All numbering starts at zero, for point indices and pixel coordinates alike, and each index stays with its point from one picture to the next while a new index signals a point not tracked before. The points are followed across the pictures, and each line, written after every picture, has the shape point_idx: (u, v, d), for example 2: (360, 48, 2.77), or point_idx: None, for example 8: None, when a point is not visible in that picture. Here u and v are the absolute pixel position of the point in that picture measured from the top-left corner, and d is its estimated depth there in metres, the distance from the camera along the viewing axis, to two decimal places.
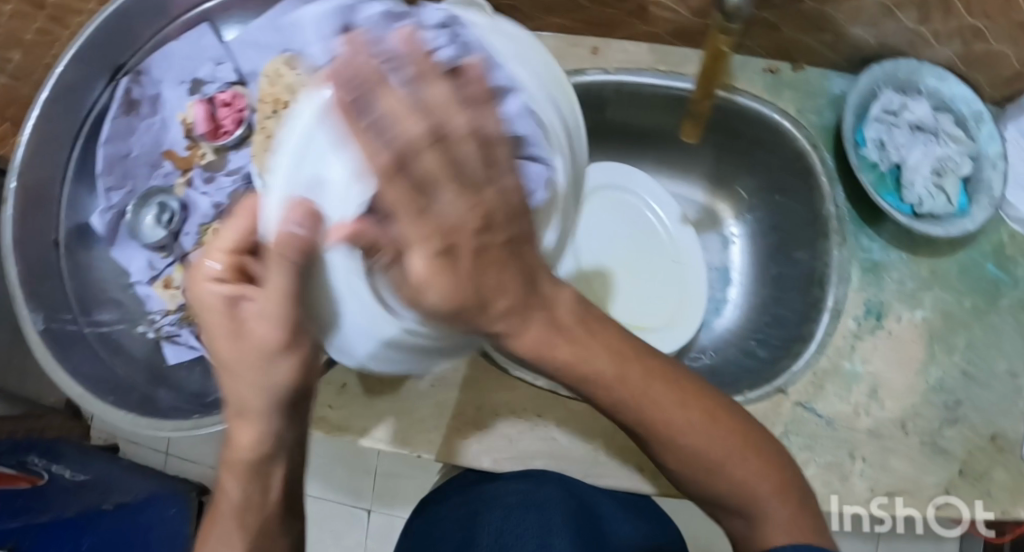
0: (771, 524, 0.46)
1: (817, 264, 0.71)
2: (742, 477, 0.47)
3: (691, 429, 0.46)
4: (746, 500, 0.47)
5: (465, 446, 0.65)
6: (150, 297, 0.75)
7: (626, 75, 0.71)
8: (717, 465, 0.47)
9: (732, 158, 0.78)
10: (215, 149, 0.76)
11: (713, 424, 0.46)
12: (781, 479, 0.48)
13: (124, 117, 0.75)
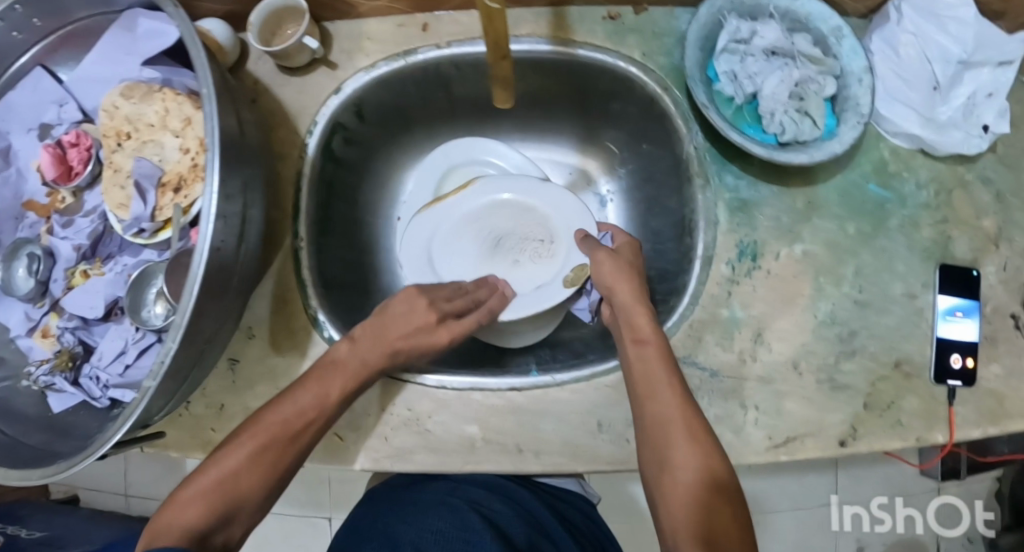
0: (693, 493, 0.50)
1: (686, 212, 0.68)
2: (700, 495, 0.50)
3: (686, 425, 0.53)
4: (707, 524, 0.48)
5: (343, 449, 0.62)
6: (29, 349, 0.74)
7: (461, 47, 0.69)
8: (688, 466, 0.51)
9: (596, 111, 0.75)
10: (72, 192, 0.76)
11: (699, 437, 0.52)
12: (742, 525, 0.49)
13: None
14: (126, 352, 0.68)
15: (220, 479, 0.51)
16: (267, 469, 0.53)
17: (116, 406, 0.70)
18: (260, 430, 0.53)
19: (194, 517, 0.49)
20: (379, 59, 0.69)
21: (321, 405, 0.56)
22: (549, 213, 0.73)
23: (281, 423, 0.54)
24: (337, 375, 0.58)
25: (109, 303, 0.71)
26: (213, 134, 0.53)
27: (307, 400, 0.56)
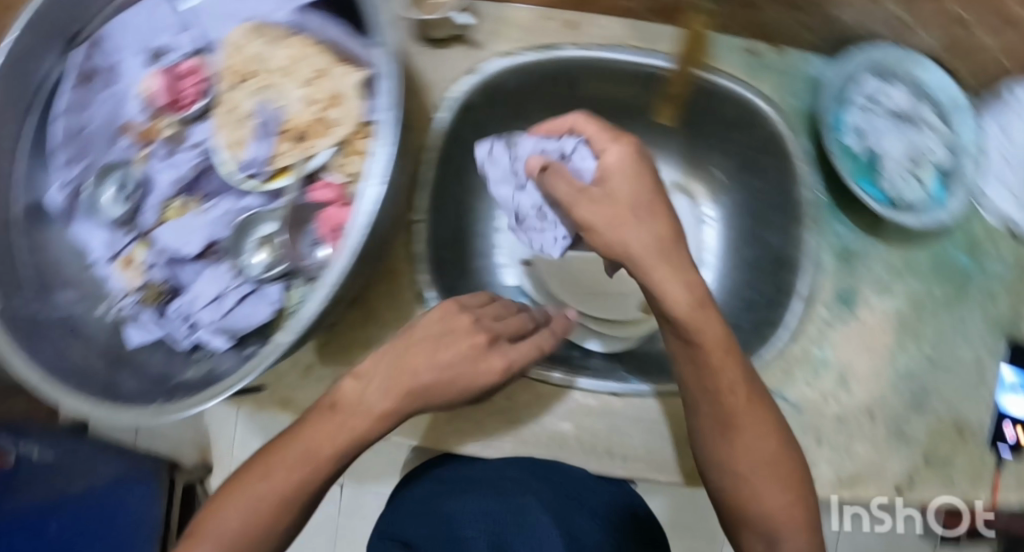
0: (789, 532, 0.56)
1: (789, 250, 0.70)
2: (778, 499, 0.56)
3: (762, 434, 0.55)
4: (773, 516, 0.56)
5: (437, 429, 0.64)
6: (112, 278, 0.74)
7: (603, 52, 0.69)
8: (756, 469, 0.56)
9: (710, 137, 0.76)
10: (176, 122, 0.74)
11: (779, 438, 0.56)
12: (801, 509, 0.56)
13: (81, 87, 0.74)
14: (222, 298, 0.66)
15: (232, 530, 0.51)
16: (299, 490, 0.52)
17: (197, 350, 0.67)
18: (297, 442, 0.52)
19: (235, 523, 0.51)
20: (518, 47, 0.69)
21: (341, 447, 0.51)
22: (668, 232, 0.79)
23: (328, 434, 0.51)
24: (340, 419, 0.51)
25: (206, 243, 0.68)
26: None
27: (334, 442, 0.51)
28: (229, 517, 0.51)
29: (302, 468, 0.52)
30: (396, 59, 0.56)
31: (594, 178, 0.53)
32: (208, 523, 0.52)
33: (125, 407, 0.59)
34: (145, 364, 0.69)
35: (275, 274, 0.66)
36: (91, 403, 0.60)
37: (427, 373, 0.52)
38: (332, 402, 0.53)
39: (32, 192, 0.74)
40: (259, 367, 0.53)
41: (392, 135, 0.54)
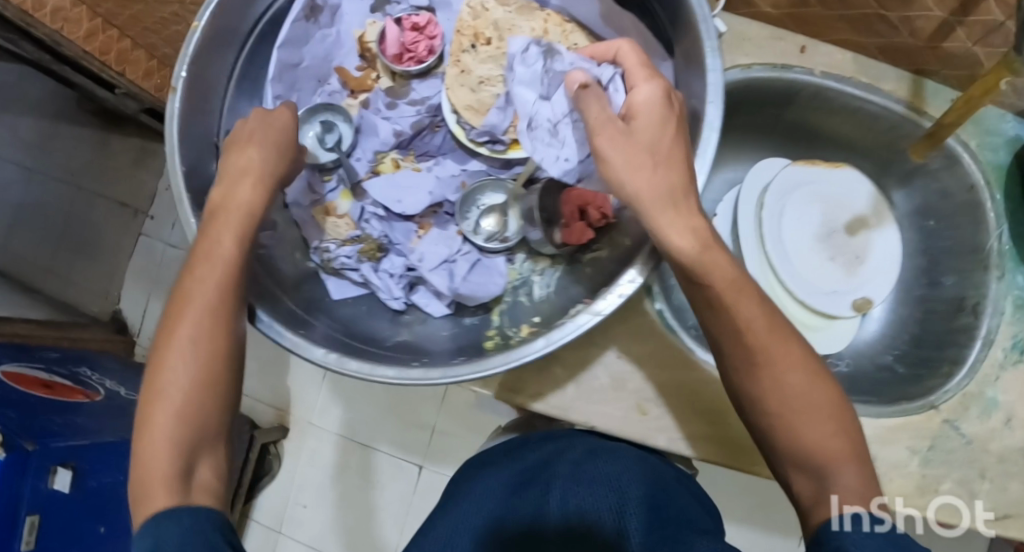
0: (846, 470, 0.46)
1: (970, 294, 0.74)
2: (819, 432, 0.48)
3: (776, 362, 0.48)
4: (825, 453, 0.47)
5: (645, 423, 0.65)
6: (305, 222, 0.66)
7: (830, 80, 0.72)
8: (808, 404, 0.48)
9: (896, 173, 0.81)
10: (392, 74, 0.72)
11: (807, 367, 0.49)
12: (848, 441, 0.48)
13: (303, 21, 0.69)
14: (454, 262, 0.65)
15: (187, 377, 0.48)
16: (222, 348, 0.50)
17: (407, 313, 0.66)
18: (198, 303, 0.49)
19: (169, 426, 0.47)
20: (754, 62, 0.72)
21: (208, 314, 0.50)
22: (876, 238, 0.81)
23: (210, 284, 0.50)
24: (202, 281, 0.50)
25: (432, 204, 0.68)
26: (715, 88, 0.53)
27: (209, 302, 0.50)
28: (174, 374, 0.48)
29: (208, 318, 0.49)
30: (718, 41, 0.53)
31: (624, 112, 0.53)
32: (160, 376, 0.48)
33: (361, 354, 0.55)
34: (350, 320, 0.64)
35: (499, 247, 0.66)
36: (333, 358, 0.53)
37: (226, 233, 0.52)
38: (194, 248, 0.52)
39: (233, 123, 0.70)
40: (567, 335, 0.49)
41: (706, 138, 0.52)
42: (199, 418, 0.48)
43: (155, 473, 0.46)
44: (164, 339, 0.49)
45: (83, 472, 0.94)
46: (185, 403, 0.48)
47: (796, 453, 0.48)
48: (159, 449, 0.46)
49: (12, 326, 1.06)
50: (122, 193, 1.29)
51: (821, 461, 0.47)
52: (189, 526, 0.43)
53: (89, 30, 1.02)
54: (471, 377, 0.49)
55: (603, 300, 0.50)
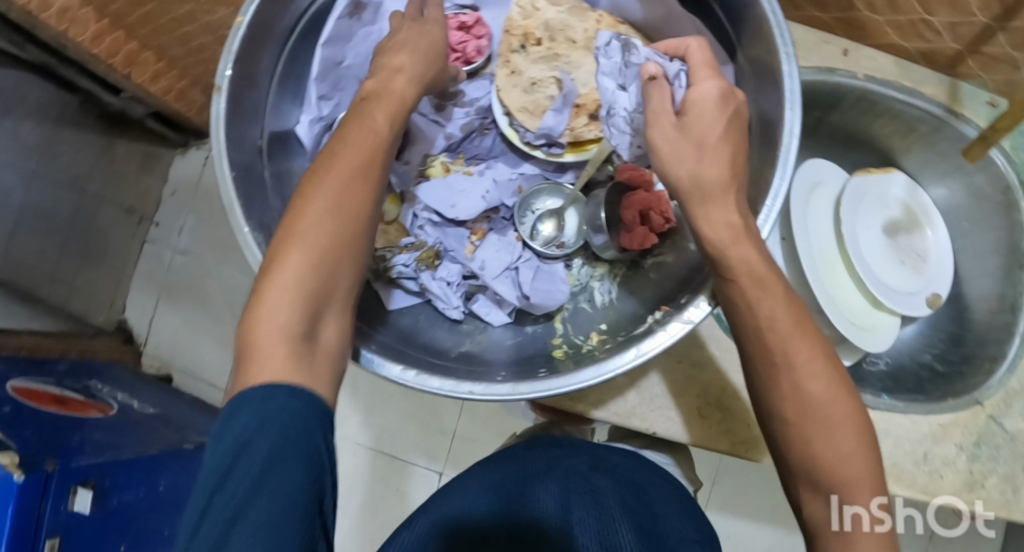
0: (861, 484, 0.44)
1: (1010, 292, 0.76)
2: (839, 448, 0.44)
3: (798, 370, 0.45)
4: (842, 474, 0.44)
5: (707, 428, 0.65)
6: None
7: (875, 84, 0.74)
8: (829, 419, 0.44)
9: (932, 174, 0.83)
10: None
11: (830, 377, 0.45)
12: (868, 468, 0.44)
13: (348, 18, 0.66)
14: (517, 270, 0.64)
15: (326, 233, 0.45)
16: (363, 216, 0.47)
17: (465, 322, 0.64)
18: (345, 159, 0.47)
19: (302, 269, 0.44)
20: (803, 66, 0.73)
21: (358, 182, 0.47)
22: (928, 234, 0.83)
23: (359, 147, 0.48)
24: (355, 148, 0.48)
25: (486, 210, 0.66)
26: (793, 94, 0.53)
27: (358, 169, 0.47)
28: (315, 226, 0.45)
29: (357, 182, 0.47)
30: (794, 48, 0.53)
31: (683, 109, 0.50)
32: (296, 224, 0.45)
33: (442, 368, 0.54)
34: (410, 331, 0.60)
35: (557, 253, 0.66)
36: (414, 375, 0.50)
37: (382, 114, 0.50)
38: (355, 115, 0.50)
39: (274, 124, 0.66)
40: (661, 345, 0.48)
41: (787, 144, 0.53)
42: (331, 282, 0.45)
43: (278, 323, 0.42)
44: (307, 185, 0.46)
45: (106, 490, 0.86)
46: (330, 262, 0.45)
47: (809, 466, 0.45)
48: (286, 300, 0.43)
49: (17, 339, 1.00)
50: (129, 199, 1.28)
51: (847, 474, 0.44)
52: (301, 405, 0.39)
53: (97, 33, 0.94)
54: (557, 391, 0.48)
55: (694, 308, 0.49)
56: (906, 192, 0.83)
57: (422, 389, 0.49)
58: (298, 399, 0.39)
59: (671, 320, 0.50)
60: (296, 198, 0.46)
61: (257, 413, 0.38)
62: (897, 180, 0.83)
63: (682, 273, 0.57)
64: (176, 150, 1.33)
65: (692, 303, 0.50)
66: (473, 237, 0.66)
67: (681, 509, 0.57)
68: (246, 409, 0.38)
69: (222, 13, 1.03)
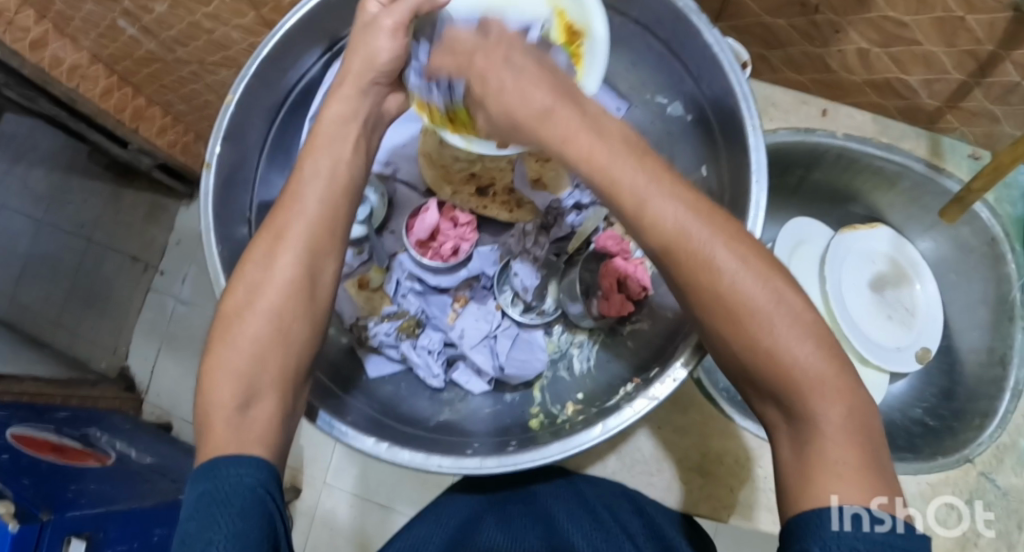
0: (815, 392, 0.37)
1: (999, 345, 0.74)
2: (784, 348, 0.37)
3: (725, 283, 0.38)
4: (795, 376, 0.37)
5: (688, 493, 0.65)
6: (338, 298, 0.66)
7: (852, 142, 0.76)
8: (776, 338, 0.37)
9: (918, 229, 0.83)
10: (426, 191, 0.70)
11: (781, 287, 0.38)
12: (825, 362, 0.37)
13: None
14: (496, 338, 0.64)
15: (258, 355, 0.44)
16: (308, 338, 0.47)
17: (446, 390, 0.65)
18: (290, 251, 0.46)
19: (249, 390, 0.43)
20: (778, 128, 0.76)
21: (307, 259, 0.47)
22: (918, 288, 0.82)
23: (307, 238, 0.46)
24: (292, 211, 0.47)
25: (468, 278, 0.67)
26: (760, 165, 0.56)
27: (307, 249, 0.47)
28: (248, 304, 0.45)
29: (298, 247, 0.46)
30: (759, 121, 0.56)
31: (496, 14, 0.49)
32: (232, 307, 0.45)
33: (414, 439, 0.54)
34: (391, 399, 0.63)
35: (538, 321, 0.65)
36: (385, 447, 0.51)
37: (322, 156, 0.49)
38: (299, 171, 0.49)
39: (263, 195, 0.68)
40: (625, 423, 0.48)
41: (754, 216, 0.55)
42: (285, 425, 0.45)
43: (217, 403, 0.42)
44: (236, 314, 0.45)
45: (98, 543, 0.84)
46: (280, 400, 0.45)
47: (758, 374, 0.38)
48: (227, 376, 0.43)
49: (21, 385, 1.05)
50: (134, 248, 1.30)
51: (801, 375, 0.37)
52: (242, 478, 0.39)
53: (106, 87, 1.00)
54: (523, 466, 0.48)
55: (660, 384, 0.49)
56: (890, 247, 0.84)
57: (393, 463, 0.50)
58: (250, 471, 0.39)
59: (637, 397, 0.50)
60: (227, 317, 0.45)
61: (223, 485, 0.38)
62: (884, 231, 0.84)
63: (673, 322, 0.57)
64: (183, 202, 1.31)
65: (650, 387, 0.50)
66: (456, 303, 0.67)
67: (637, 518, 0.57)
68: (216, 479, 0.38)
69: (225, 74, 1.02)
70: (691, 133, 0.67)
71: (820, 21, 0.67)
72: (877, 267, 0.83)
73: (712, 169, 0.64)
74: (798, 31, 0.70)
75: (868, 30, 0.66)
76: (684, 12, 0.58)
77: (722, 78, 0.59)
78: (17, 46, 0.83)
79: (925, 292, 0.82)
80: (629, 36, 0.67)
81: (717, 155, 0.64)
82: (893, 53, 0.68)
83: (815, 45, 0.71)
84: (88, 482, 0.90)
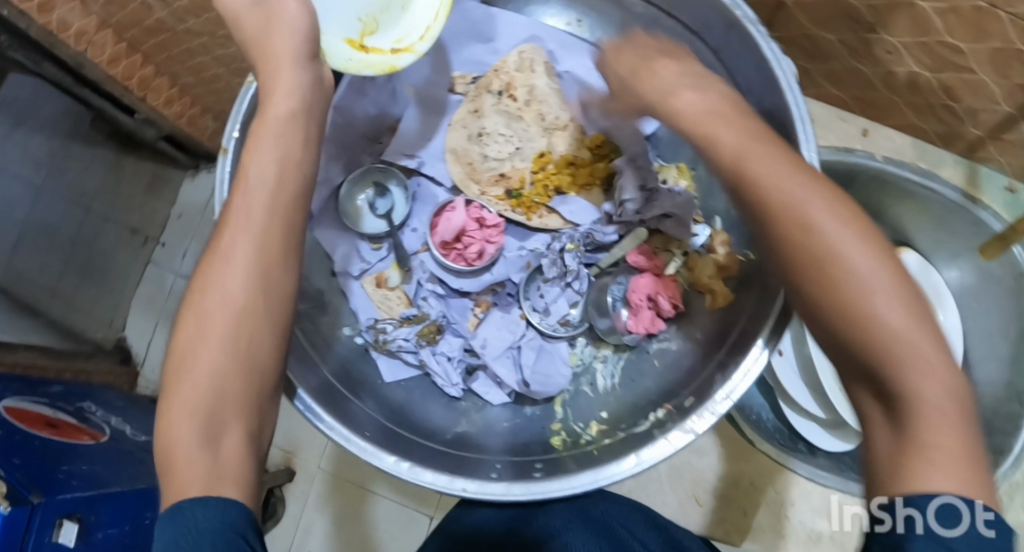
0: (911, 361, 0.32)
1: (1018, 380, 0.73)
2: (877, 311, 0.33)
3: (825, 241, 0.35)
4: (888, 342, 0.33)
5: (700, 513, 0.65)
6: (355, 296, 0.64)
7: (891, 165, 0.74)
8: (867, 292, 0.33)
9: (943, 256, 0.82)
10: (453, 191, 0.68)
11: (861, 240, 0.35)
12: (924, 333, 0.33)
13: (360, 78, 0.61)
14: (519, 349, 0.63)
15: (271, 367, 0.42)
16: None
17: (464, 399, 0.63)
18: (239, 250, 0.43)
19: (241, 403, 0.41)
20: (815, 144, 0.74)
21: None
22: (941, 316, 0.81)
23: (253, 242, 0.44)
24: (235, 228, 0.44)
25: (493, 284, 0.65)
26: None
27: None
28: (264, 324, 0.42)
29: (253, 263, 0.44)
30: (817, 149, 0.52)
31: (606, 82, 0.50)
32: (229, 316, 0.43)
33: (434, 460, 0.52)
34: (403, 406, 0.60)
35: (563, 333, 0.63)
36: (407, 467, 0.49)
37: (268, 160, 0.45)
38: (239, 180, 0.46)
39: None
40: (662, 455, 0.47)
41: None
42: None
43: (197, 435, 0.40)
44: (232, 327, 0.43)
45: (89, 525, 0.82)
46: None
47: (851, 344, 0.34)
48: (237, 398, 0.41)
49: (14, 355, 1.01)
50: (135, 219, 1.27)
51: (898, 342, 0.32)
52: (207, 519, 0.37)
53: (113, 55, 0.95)
54: (551, 496, 0.46)
55: (698, 418, 0.48)
56: (917, 274, 0.82)
57: (415, 484, 0.48)
58: (218, 509, 0.38)
59: (672, 428, 0.49)
60: (219, 327, 0.43)
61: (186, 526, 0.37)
62: (913, 258, 0.82)
63: (710, 335, 0.57)
64: (186, 172, 1.30)
65: (687, 419, 0.48)
66: (477, 308, 0.65)
67: (653, 539, 0.57)
68: (180, 521, 0.38)
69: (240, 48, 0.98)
70: None
71: (873, 40, 0.65)
72: None
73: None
74: (847, 47, 0.68)
75: (919, 53, 0.64)
76: (741, 20, 0.55)
77: (775, 92, 0.56)
78: (24, 6, 0.79)
79: (948, 321, 0.80)
80: (678, 41, 0.65)
81: None
82: (943, 79, 0.66)
83: (863, 63, 0.69)
84: (80, 462, 0.88)
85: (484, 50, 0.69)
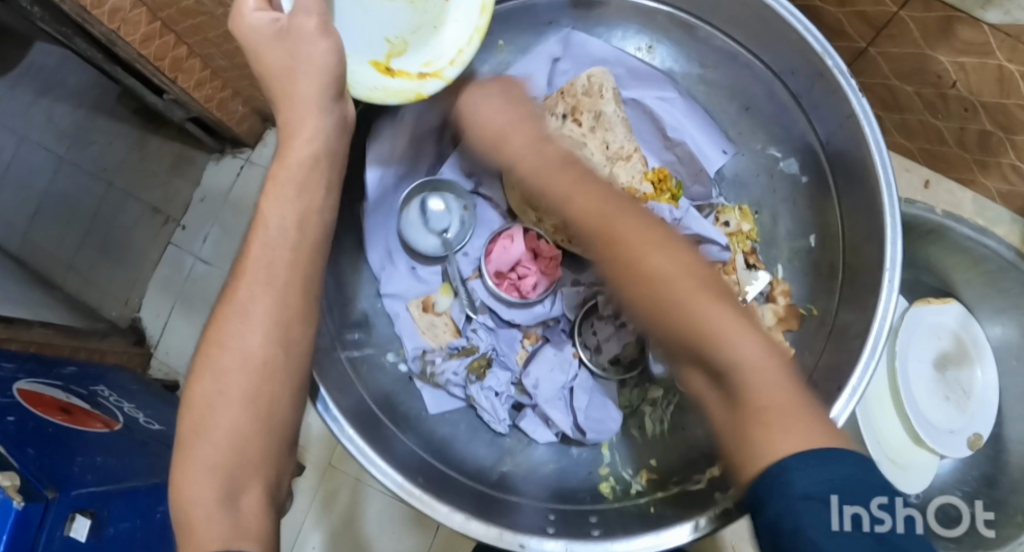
0: (740, 346, 0.40)
1: None
2: (713, 313, 0.40)
3: (650, 256, 0.43)
4: (713, 334, 0.40)
5: None
6: (403, 322, 0.63)
7: (949, 220, 0.72)
8: (709, 300, 0.41)
9: (986, 311, 0.81)
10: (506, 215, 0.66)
11: (677, 252, 0.44)
12: (747, 328, 0.41)
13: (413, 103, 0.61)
14: (572, 390, 0.61)
15: None
16: None
17: (509, 436, 0.62)
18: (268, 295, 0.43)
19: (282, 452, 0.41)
20: None
21: None
22: (978, 372, 0.81)
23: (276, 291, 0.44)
24: (254, 280, 0.44)
25: (546, 319, 0.63)
26: (893, 256, 0.52)
27: None
28: None
29: (269, 322, 0.43)
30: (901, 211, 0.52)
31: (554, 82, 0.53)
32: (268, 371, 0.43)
33: (486, 508, 0.51)
34: (448, 441, 0.60)
35: (614, 373, 0.62)
36: (462, 518, 0.48)
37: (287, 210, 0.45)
38: (257, 230, 0.45)
39: None
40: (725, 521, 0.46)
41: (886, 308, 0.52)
42: None
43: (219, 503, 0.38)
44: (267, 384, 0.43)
45: (103, 519, 0.80)
46: None
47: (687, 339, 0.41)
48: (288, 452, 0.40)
49: (29, 331, 0.99)
50: (157, 197, 1.23)
51: (712, 331, 0.40)
52: None
53: (146, 33, 0.89)
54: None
55: None
56: (958, 328, 0.82)
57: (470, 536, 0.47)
58: None
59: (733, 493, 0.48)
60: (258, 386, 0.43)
61: None
62: (956, 310, 0.82)
63: None
64: (211, 155, 1.23)
65: None
66: (527, 340, 0.64)
67: None
68: None
69: None
70: (801, 196, 0.64)
71: (952, 96, 0.64)
72: (944, 345, 0.81)
73: (822, 239, 0.62)
74: (923, 101, 0.67)
75: (997, 114, 0.62)
76: (832, 70, 0.54)
77: (859, 152, 0.55)
78: None
79: (983, 376, 0.81)
80: (753, 83, 0.64)
81: (832, 226, 0.61)
82: (1016, 140, 0.64)
83: (937, 117, 0.68)
84: (95, 451, 0.86)
85: (552, 71, 0.67)
